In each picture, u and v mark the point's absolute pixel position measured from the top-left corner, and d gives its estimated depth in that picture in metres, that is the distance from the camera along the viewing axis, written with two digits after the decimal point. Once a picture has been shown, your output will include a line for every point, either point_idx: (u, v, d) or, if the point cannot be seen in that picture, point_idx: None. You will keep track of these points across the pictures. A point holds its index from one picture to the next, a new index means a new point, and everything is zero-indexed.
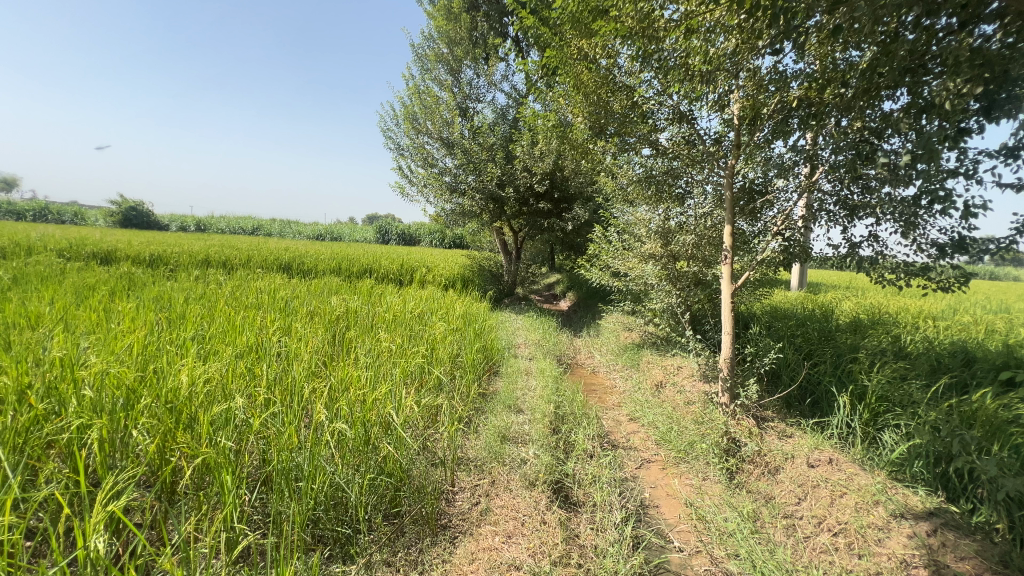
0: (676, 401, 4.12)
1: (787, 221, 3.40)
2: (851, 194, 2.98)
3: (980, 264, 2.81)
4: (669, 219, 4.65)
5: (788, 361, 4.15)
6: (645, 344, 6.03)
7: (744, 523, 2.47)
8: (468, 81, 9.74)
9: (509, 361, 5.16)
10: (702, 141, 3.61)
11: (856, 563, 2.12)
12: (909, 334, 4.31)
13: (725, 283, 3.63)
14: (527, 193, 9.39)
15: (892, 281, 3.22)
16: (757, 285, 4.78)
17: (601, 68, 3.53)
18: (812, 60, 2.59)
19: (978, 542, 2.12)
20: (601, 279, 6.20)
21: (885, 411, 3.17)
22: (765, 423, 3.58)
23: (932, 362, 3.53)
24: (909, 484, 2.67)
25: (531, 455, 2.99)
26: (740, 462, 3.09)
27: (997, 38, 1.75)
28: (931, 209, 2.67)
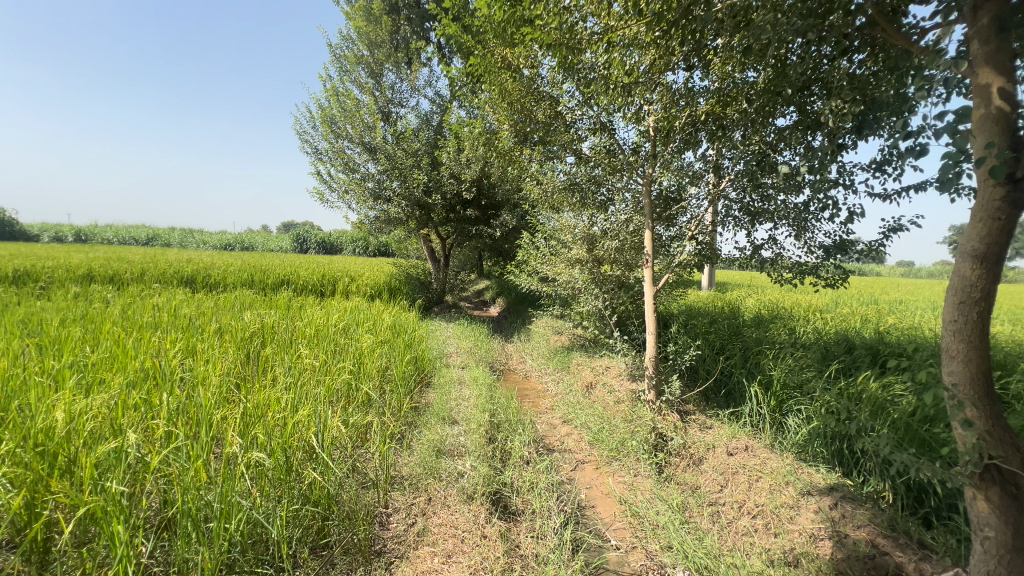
0: (605, 400, 4.27)
1: (701, 227, 3.67)
2: (752, 202, 3.30)
3: (857, 263, 3.22)
4: (593, 225, 4.83)
5: (704, 357, 4.48)
6: (574, 346, 6.21)
7: (675, 515, 2.59)
8: (390, 85, 9.55)
9: (441, 371, 5.06)
10: (622, 150, 3.80)
11: (773, 541, 2.31)
12: (802, 326, 4.84)
13: (647, 286, 3.83)
14: (454, 200, 9.35)
15: (789, 280, 3.58)
16: (674, 286, 5.12)
17: (525, 77, 3.60)
18: (715, 78, 2.84)
19: (870, 510, 2.41)
20: (531, 284, 6.29)
21: (788, 398, 3.51)
22: (688, 416, 3.82)
23: (823, 351, 3.98)
24: (812, 463, 2.96)
25: (468, 467, 2.94)
26: (666, 456, 3.27)
27: (867, 65, 2.01)
28: (817, 215, 3.02)
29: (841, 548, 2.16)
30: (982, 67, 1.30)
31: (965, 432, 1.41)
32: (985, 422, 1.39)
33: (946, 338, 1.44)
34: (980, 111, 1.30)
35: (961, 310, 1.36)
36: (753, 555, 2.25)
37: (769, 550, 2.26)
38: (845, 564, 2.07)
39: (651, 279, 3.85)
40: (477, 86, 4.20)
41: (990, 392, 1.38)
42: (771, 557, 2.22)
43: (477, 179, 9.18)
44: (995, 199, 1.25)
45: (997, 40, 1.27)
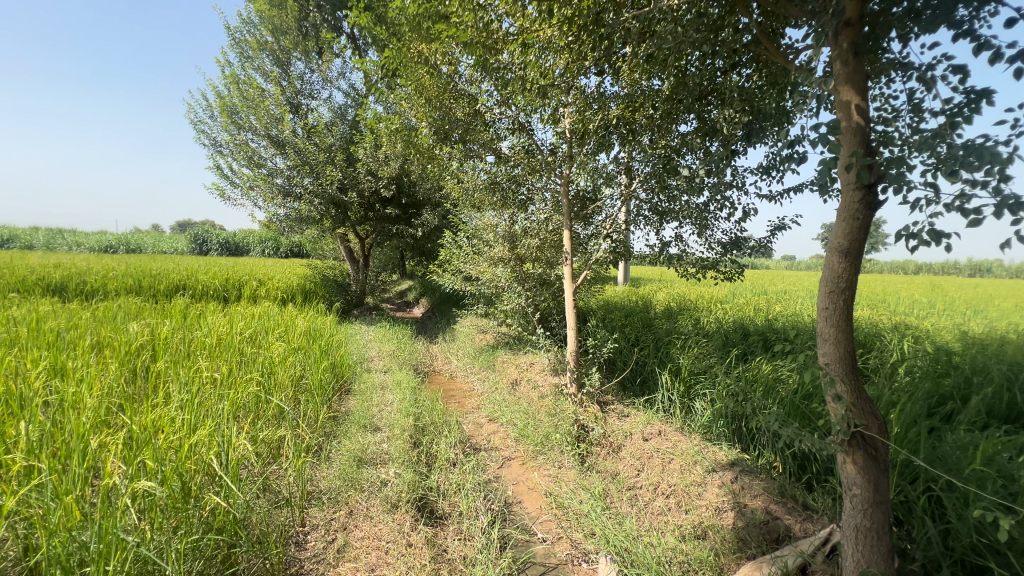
0: (530, 395, 4.36)
1: (615, 226, 3.86)
2: (660, 202, 3.54)
3: (749, 258, 3.57)
4: (514, 224, 4.89)
5: (621, 349, 4.72)
6: (499, 344, 6.25)
7: (597, 502, 2.71)
8: (299, 75, 8.99)
9: (362, 377, 4.85)
10: (541, 150, 3.88)
11: (685, 517, 2.50)
12: (705, 317, 5.29)
13: (568, 282, 3.96)
14: (372, 198, 9.00)
15: (693, 274, 3.88)
16: (593, 282, 5.34)
17: (443, 73, 3.55)
18: (623, 85, 3.00)
19: (764, 481, 2.69)
20: (454, 284, 6.24)
21: (695, 382, 3.81)
22: (607, 405, 4.00)
23: (723, 339, 4.37)
24: (716, 441, 3.24)
25: (392, 475, 2.85)
26: (588, 446, 3.40)
27: (754, 79, 2.23)
28: (716, 214, 3.31)
29: (741, 517, 2.39)
30: (843, 85, 1.50)
31: (836, 405, 1.61)
32: (851, 395, 1.60)
33: (821, 324, 1.63)
34: (842, 125, 1.50)
35: (832, 298, 1.56)
36: (668, 532, 2.41)
37: (681, 526, 2.44)
38: (745, 531, 2.29)
39: (570, 276, 3.98)
40: (394, 81, 4.07)
41: (854, 368, 1.59)
42: (683, 533, 2.39)
43: (396, 177, 8.92)
44: (855, 202, 1.45)
45: (853, 63, 1.47)
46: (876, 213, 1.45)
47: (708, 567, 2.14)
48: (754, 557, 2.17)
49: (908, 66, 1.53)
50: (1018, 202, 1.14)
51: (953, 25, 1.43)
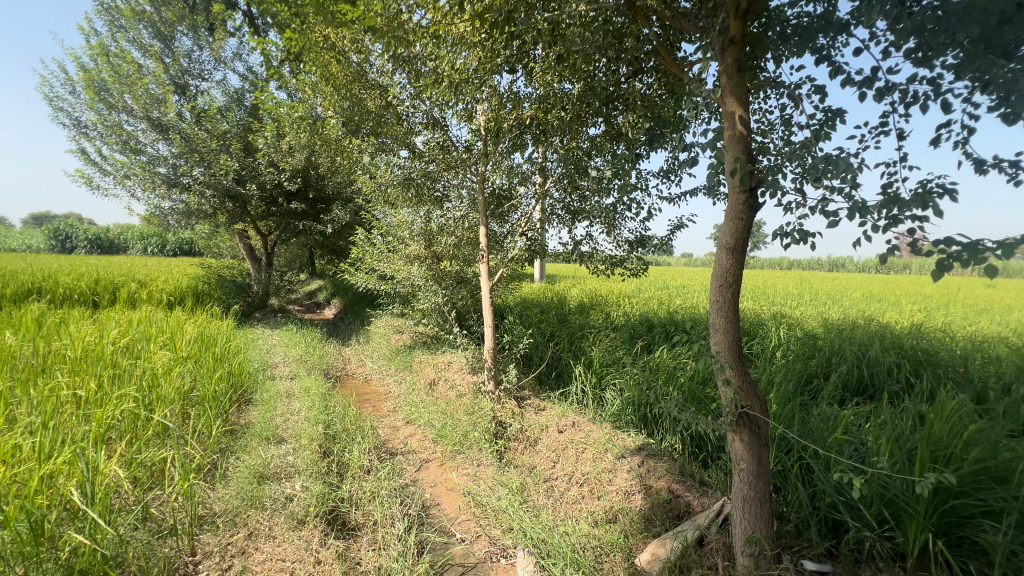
0: (448, 395, 4.31)
1: (530, 224, 3.94)
2: (572, 201, 3.69)
3: (653, 255, 3.84)
4: (430, 221, 4.80)
5: (537, 344, 4.84)
6: (416, 344, 6.11)
7: (514, 497, 2.75)
8: (186, 53, 8.08)
9: (264, 385, 4.48)
10: (456, 147, 3.84)
11: (597, 504, 2.63)
12: (614, 311, 5.60)
13: (484, 279, 3.96)
14: (275, 191, 8.35)
15: (603, 271, 4.09)
16: (509, 280, 5.41)
17: (353, 62, 3.40)
18: (537, 86, 3.15)
19: (667, 462, 2.90)
20: (368, 282, 5.98)
21: (605, 373, 4.02)
22: (525, 400, 4.08)
23: (631, 331, 4.66)
24: (625, 428, 3.44)
25: (298, 488, 2.66)
26: (506, 442, 3.45)
27: (655, 88, 2.38)
28: (623, 214, 3.52)
29: (647, 498, 2.55)
30: (728, 97, 1.65)
31: (725, 389, 1.78)
32: (738, 378, 1.77)
33: (713, 315, 1.79)
34: (728, 133, 1.66)
35: (721, 291, 1.72)
36: (582, 520, 2.52)
37: (593, 513, 2.56)
38: (650, 511, 2.46)
39: (487, 273, 3.99)
40: (297, 66, 3.80)
41: (740, 354, 1.78)
42: (595, 518, 2.51)
43: (302, 169, 8.35)
44: (739, 204, 1.61)
45: (736, 78, 1.63)
46: (756, 214, 1.63)
47: (619, 549, 2.27)
48: (659, 534, 2.34)
49: (780, 84, 1.73)
50: (864, 207, 1.34)
51: (814, 51, 1.65)
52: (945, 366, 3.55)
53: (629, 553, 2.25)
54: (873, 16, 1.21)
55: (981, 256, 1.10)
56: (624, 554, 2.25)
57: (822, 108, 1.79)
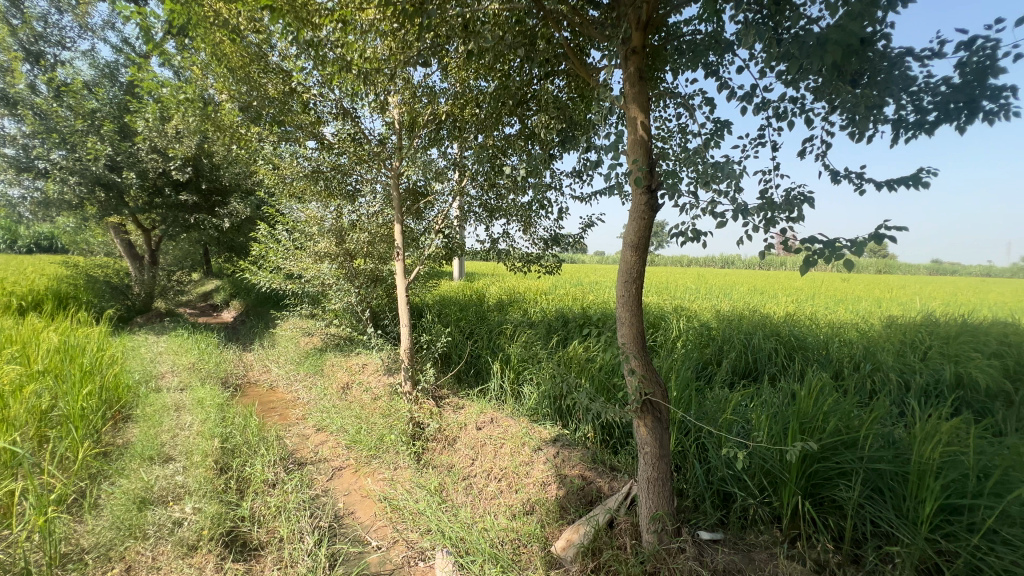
0: (362, 399, 4.13)
1: (446, 221, 3.89)
2: (489, 199, 3.71)
3: (565, 252, 3.99)
4: (341, 216, 4.56)
5: (455, 342, 4.80)
6: (328, 347, 5.78)
7: (432, 498, 2.72)
8: (42, 17, 6.95)
9: (148, 399, 3.98)
10: (367, 139, 3.70)
11: (515, 497, 2.68)
12: (532, 307, 5.73)
13: (399, 278, 3.85)
14: (160, 180, 7.45)
15: (520, 268, 4.16)
16: (427, 278, 5.31)
17: (250, 43, 3.14)
18: (452, 81, 3.14)
19: (580, 451, 3.04)
20: (272, 282, 5.55)
21: (523, 368, 4.09)
22: (443, 400, 4.03)
23: (547, 327, 4.80)
24: (541, 421, 3.53)
25: (189, 511, 2.39)
26: (423, 443, 3.39)
27: (566, 90, 2.46)
28: (538, 213, 3.62)
29: (562, 486, 2.65)
30: (630, 103, 1.76)
31: (631, 378, 1.90)
32: (642, 368, 1.90)
33: (619, 310, 1.90)
34: (631, 138, 1.76)
35: (626, 287, 1.83)
36: (500, 514, 2.55)
37: (511, 507, 2.60)
38: (565, 499, 2.56)
39: (402, 271, 3.87)
40: (183, 43, 3.43)
41: (643, 345, 1.90)
42: (513, 512, 2.55)
43: (192, 157, 7.54)
44: (641, 204, 1.72)
45: (638, 86, 1.74)
46: (656, 214, 1.75)
47: (536, 539, 2.33)
48: (573, 520, 2.44)
49: (677, 94, 1.88)
50: (746, 209, 1.49)
51: (705, 66, 1.81)
52: (812, 350, 4.09)
53: (545, 542, 2.32)
54: (750, 37, 1.35)
55: (837, 252, 1.27)
56: (541, 544, 2.31)
57: (712, 118, 1.98)
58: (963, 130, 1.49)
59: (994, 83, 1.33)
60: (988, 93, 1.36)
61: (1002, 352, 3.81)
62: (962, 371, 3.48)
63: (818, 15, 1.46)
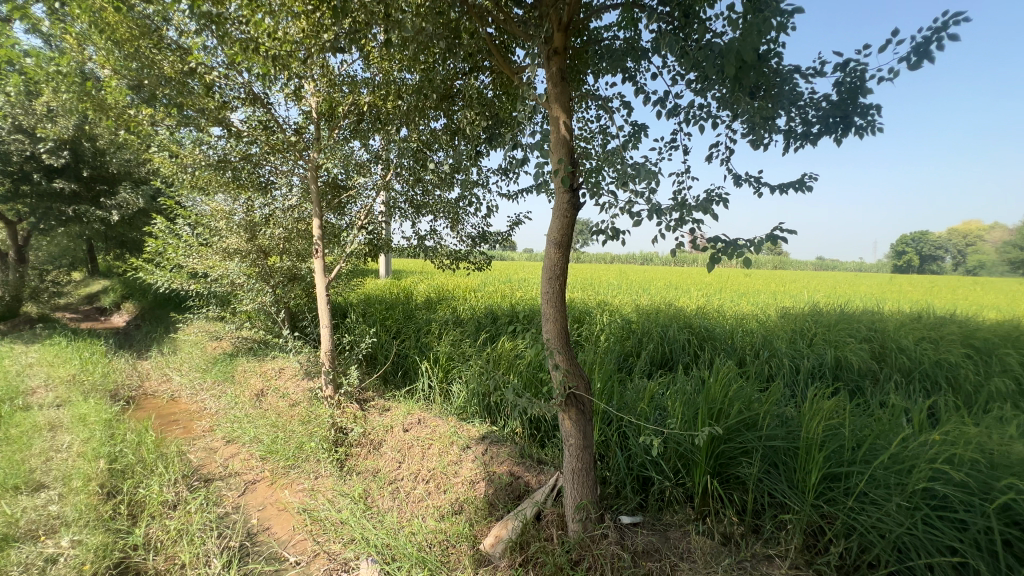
0: (279, 406, 3.86)
1: (369, 217, 3.74)
2: (415, 195, 3.63)
3: (493, 249, 4.01)
4: (252, 211, 4.24)
5: (381, 343, 4.65)
6: (239, 351, 5.33)
7: (356, 505, 2.62)
8: None
9: (14, 418, 3.44)
10: (282, 128, 3.47)
11: (443, 498, 2.66)
12: (460, 305, 5.69)
13: (319, 276, 3.64)
14: (27, 165, 6.46)
15: (447, 265, 4.11)
16: (350, 276, 5.08)
17: (141, 15, 2.82)
18: (375, 72, 3.04)
19: (508, 447, 3.07)
20: (172, 282, 5.02)
21: (452, 367, 4.06)
22: (368, 402, 3.88)
23: (476, 324, 4.80)
24: (470, 419, 3.52)
25: (65, 545, 2.12)
26: (347, 450, 3.24)
27: (491, 87, 2.47)
28: (466, 210, 3.60)
29: (490, 484, 2.67)
30: (554, 103, 1.80)
31: (555, 373, 1.95)
32: (566, 362, 1.95)
33: (544, 306, 1.94)
34: (554, 137, 1.80)
35: (551, 283, 1.87)
36: (428, 517, 2.52)
37: (440, 508, 2.58)
38: (493, 496, 2.58)
39: (323, 269, 3.66)
40: (54, 6, 3.00)
41: (567, 341, 1.96)
42: (441, 513, 2.53)
43: (69, 139, 6.62)
44: (564, 202, 1.76)
45: (561, 87, 1.78)
46: (579, 213, 1.80)
47: (464, 539, 2.33)
48: (501, 517, 2.46)
49: (598, 97, 1.95)
50: (661, 209, 1.58)
51: (623, 71, 1.90)
52: (719, 340, 4.46)
53: (474, 540, 2.33)
54: (664, 47, 1.43)
55: (740, 249, 1.39)
56: (470, 543, 2.31)
57: (630, 122, 2.08)
58: (839, 142, 1.70)
59: (863, 101, 1.53)
60: (859, 110, 1.56)
61: (871, 337, 4.40)
62: (840, 354, 3.97)
63: (722, 30, 1.59)
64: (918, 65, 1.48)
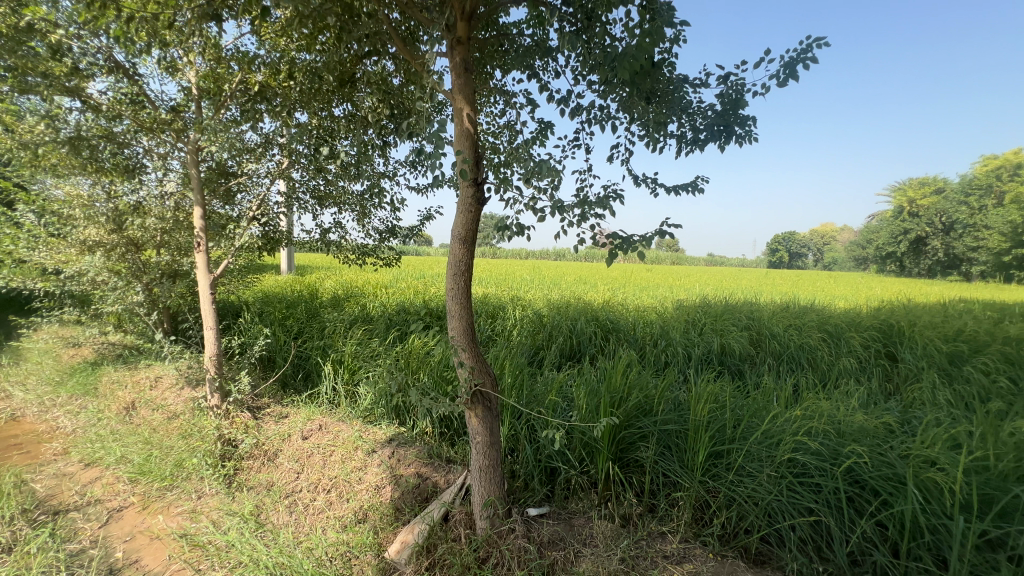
0: (154, 420, 3.41)
1: (263, 207, 3.43)
2: (318, 185, 3.41)
3: (403, 244, 3.89)
4: (118, 198, 3.69)
5: (279, 344, 4.30)
6: (104, 359, 4.64)
7: (246, 524, 2.40)
8: None
9: None
10: (156, 106, 3.08)
11: (346, 507, 2.53)
12: (371, 303, 5.47)
13: (201, 272, 3.26)
14: None
15: (354, 260, 3.91)
16: (244, 273, 4.65)
17: None
18: (267, 50, 2.80)
19: (416, 448, 3.00)
20: (11, 280, 4.23)
21: (358, 368, 3.88)
22: (262, 410, 3.57)
23: (386, 323, 4.64)
24: (377, 422, 3.39)
25: None
26: (236, 464, 2.96)
27: (397, 76, 2.38)
28: (373, 203, 3.45)
29: (397, 488, 2.60)
30: (457, 96, 1.78)
31: (461, 370, 1.94)
32: (472, 359, 1.95)
33: (449, 303, 1.93)
34: (457, 130, 1.78)
35: (456, 279, 1.87)
36: (329, 529, 2.39)
37: (342, 518, 2.45)
38: (400, 500, 2.51)
39: (206, 265, 3.28)
40: None
41: (473, 337, 1.96)
42: (344, 523, 2.42)
43: None
44: (469, 196, 1.75)
45: (463, 78, 1.76)
46: (483, 208, 1.81)
47: (368, 548, 2.24)
48: (408, 521, 2.40)
49: (505, 93, 1.97)
50: (562, 206, 1.63)
51: (528, 68, 1.93)
52: (623, 331, 4.75)
53: (379, 549, 2.25)
54: (564, 47, 1.47)
55: (635, 247, 1.47)
56: (374, 551, 2.23)
57: (536, 119, 2.12)
58: (723, 149, 1.86)
59: (742, 113, 1.68)
60: (738, 120, 1.72)
61: (750, 324, 4.96)
62: (725, 341, 4.42)
63: (619, 36, 1.67)
64: (785, 82, 1.67)
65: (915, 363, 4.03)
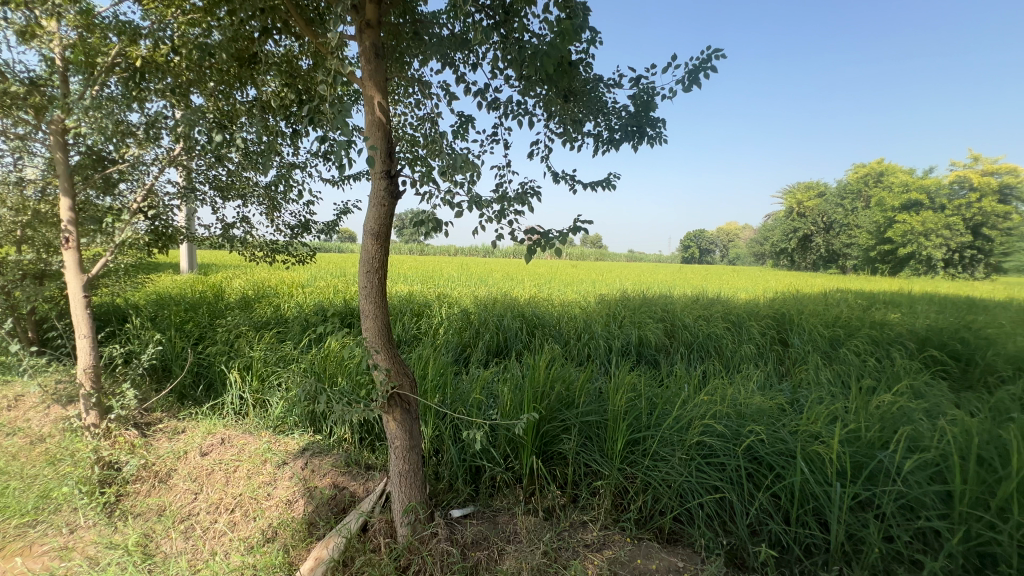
0: (12, 447, 2.93)
1: (150, 199, 3.07)
2: (219, 176, 3.12)
3: (318, 240, 3.67)
4: None
5: (174, 352, 3.89)
6: None
7: (131, 557, 2.15)
8: None
9: None
10: (8, 77, 2.64)
11: (252, 526, 2.35)
12: (285, 303, 5.13)
13: (71, 272, 2.85)
14: None
15: (262, 258, 3.63)
16: (133, 272, 4.15)
17: None
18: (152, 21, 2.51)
19: (331, 457, 2.85)
20: None
21: (269, 374, 3.61)
22: (153, 426, 3.21)
23: (301, 325, 4.37)
24: (289, 431, 3.18)
25: None
26: (118, 490, 2.63)
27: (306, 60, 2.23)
28: (284, 196, 3.22)
29: (310, 501, 2.45)
30: (369, 83, 1.70)
31: (377, 373, 1.87)
32: (389, 360, 1.89)
33: (362, 302, 1.84)
34: (369, 119, 1.70)
35: (369, 277, 1.79)
36: (233, 552, 2.21)
37: (247, 540, 2.27)
38: (313, 514, 2.38)
39: (76, 263, 2.87)
40: None
41: (389, 337, 1.89)
42: (250, 544, 2.25)
43: None
44: (381, 189, 1.68)
45: (375, 64, 1.69)
46: (398, 202, 1.74)
47: (277, 568, 2.10)
48: (322, 535, 2.28)
49: (422, 84, 1.91)
50: (480, 200, 1.62)
51: (445, 59, 1.89)
52: (549, 326, 4.85)
53: (290, 568, 2.11)
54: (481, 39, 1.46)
55: (553, 244, 1.49)
56: (284, 572, 2.09)
57: (456, 113, 2.08)
58: (636, 149, 1.95)
59: (652, 115, 1.77)
60: (649, 122, 1.81)
61: (665, 316, 5.29)
62: (642, 333, 4.67)
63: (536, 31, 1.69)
64: (690, 88, 1.79)
65: (803, 347, 4.52)
